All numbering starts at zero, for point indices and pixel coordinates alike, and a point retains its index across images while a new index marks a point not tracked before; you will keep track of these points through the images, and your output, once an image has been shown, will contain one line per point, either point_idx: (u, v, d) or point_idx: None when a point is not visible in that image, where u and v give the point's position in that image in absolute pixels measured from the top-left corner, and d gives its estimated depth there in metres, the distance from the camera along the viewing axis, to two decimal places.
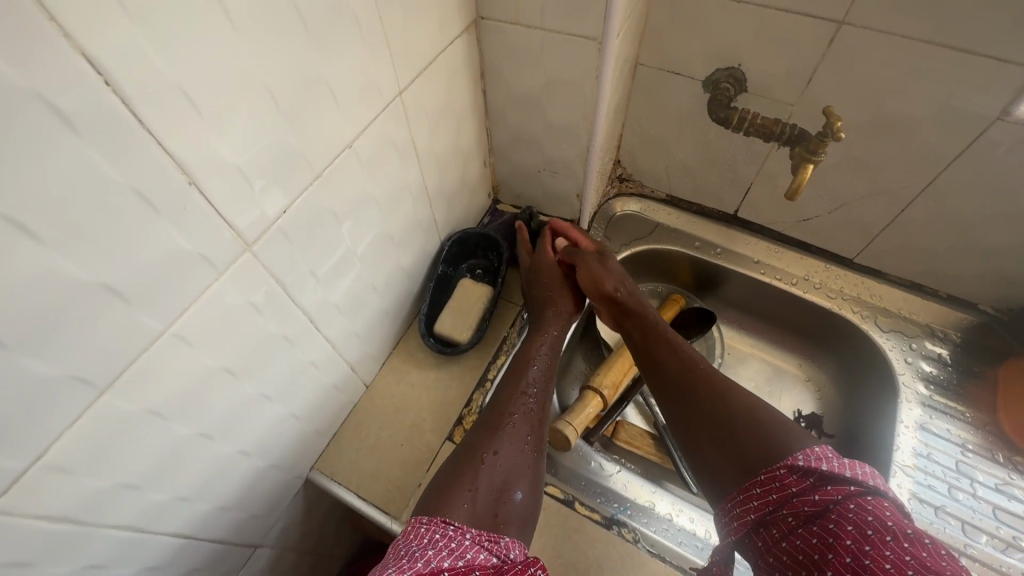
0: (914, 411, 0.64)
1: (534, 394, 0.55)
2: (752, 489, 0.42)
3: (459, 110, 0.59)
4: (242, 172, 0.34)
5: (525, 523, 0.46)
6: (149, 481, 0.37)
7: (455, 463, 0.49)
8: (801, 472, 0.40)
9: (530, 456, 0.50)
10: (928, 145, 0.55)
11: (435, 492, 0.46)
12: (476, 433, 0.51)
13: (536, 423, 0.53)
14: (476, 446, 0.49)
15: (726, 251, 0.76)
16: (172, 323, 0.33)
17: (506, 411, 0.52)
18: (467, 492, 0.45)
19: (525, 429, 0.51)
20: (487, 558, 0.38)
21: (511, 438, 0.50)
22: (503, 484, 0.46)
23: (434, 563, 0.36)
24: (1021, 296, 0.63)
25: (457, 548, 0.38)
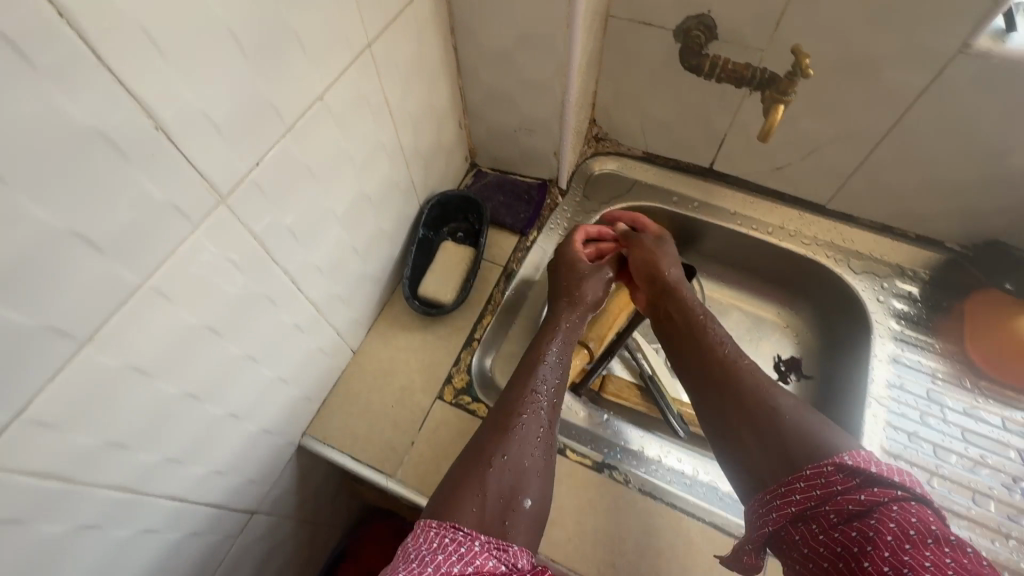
0: (887, 346, 0.66)
1: (548, 393, 0.54)
2: (796, 483, 0.44)
3: (431, 68, 0.58)
4: (210, 120, 0.33)
5: (532, 530, 0.47)
6: (138, 440, 0.37)
7: (465, 461, 0.49)
8: (847, 472, 0.42)
9: (542, 459, 0.50)
10: (894, 84, 0.56)
11: (446, 490, 0.47)
12: (488, 430, 0.51)
13: (549, 424, 0.52)
14: (485, 446, 0.49)
15: (704, 205, 0.77)
16: (150, 276, 0.33)
17: (518, 411, 0.52)
18: (477, 495, 0.46)
19: (539, 429, 0.51)
20: (494, 566, 0.40)
21: (521, 442, 0.50)
22: (512, 490, 0.47)
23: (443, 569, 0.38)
24: (984, 229, 0.66)
25: (467, 553, 0.41)
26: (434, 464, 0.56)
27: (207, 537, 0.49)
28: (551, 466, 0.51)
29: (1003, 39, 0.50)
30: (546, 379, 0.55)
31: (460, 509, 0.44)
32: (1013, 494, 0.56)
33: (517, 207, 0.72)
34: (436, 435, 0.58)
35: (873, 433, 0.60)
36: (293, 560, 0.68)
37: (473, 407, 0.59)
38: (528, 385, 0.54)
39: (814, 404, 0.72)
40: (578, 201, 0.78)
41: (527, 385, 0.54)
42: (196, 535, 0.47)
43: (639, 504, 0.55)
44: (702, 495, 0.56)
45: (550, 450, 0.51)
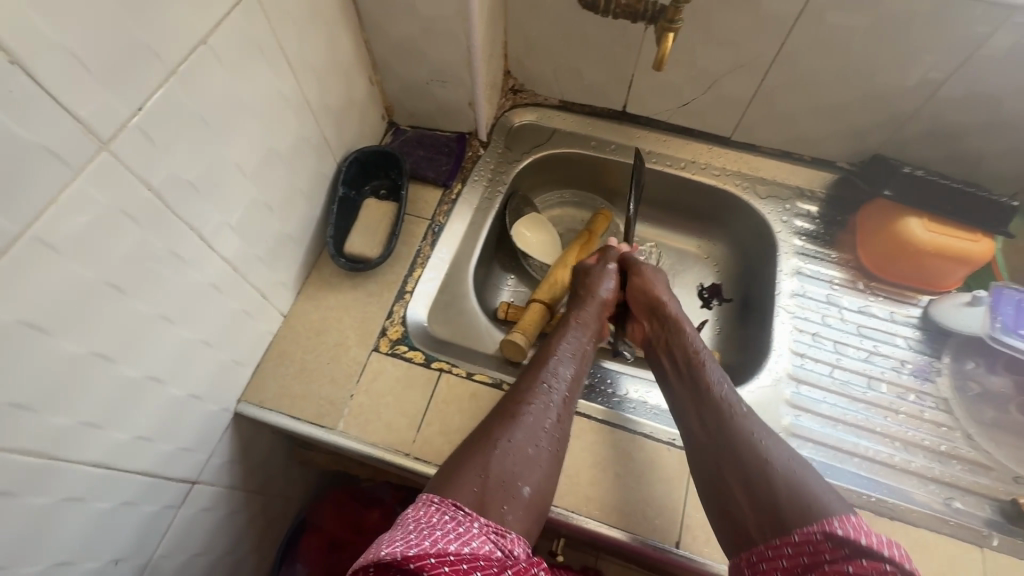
0: (791, 260, 0.72)
1: (561, 388, 0.54)
2: (783, 548, 0.42)
3: (328, 17, 0.57)
4: (75, 58, 0.32)
5: (528, 520, 0.45)
6: (46, 401, 0.36)
7: (472, 441, 0.49)
8: (837, 541, 0.40)
9: (551, 454, 0.49)
10: (773, 10, 0.61)
11: (453, 463, 0.47)
12: (497, 414, 0.51)
13: (561, 420, 0.52)
14: (493, 427, 0.49)
15: (621, 147, 0.80)
16: (31, 225, 0.32)
17: (525, 401, 0.51)
18: (478, 473, 0.45)
19: (549, 422, 0.51)
20: (491, 550, 0.39)
21: (529, 429, 0.49)
22: (514, 476, 0.46)
23: (440, 545, 0.37)
24: (867, 146, 0.72)
25: (464, 534, 0.39)
26: (375, 412, 0.57)
27: (145, 507, 0.48)
28: (558, 461, 0.50)
29: None
30: (561, 376, 0.55)
31: (459, 483, 0.44)
32: (901, 375, 0.63)
33: (438, 160, 0.73)
34: (374, 384, 0.59)
35: (781, 337, 0.66)
36: (248, 534, 0.67)
37: (409, 354, 0.61)
38: (543, 376, 0.54)
39: (734, 324, 0.77)
40: (500, 153, 0.79)
41: (540, 378, 0.54)
42: (131, 505, 0.46)
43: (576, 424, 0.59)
44: (631, 411, 0.60)
45: (560, 447, 0.51)
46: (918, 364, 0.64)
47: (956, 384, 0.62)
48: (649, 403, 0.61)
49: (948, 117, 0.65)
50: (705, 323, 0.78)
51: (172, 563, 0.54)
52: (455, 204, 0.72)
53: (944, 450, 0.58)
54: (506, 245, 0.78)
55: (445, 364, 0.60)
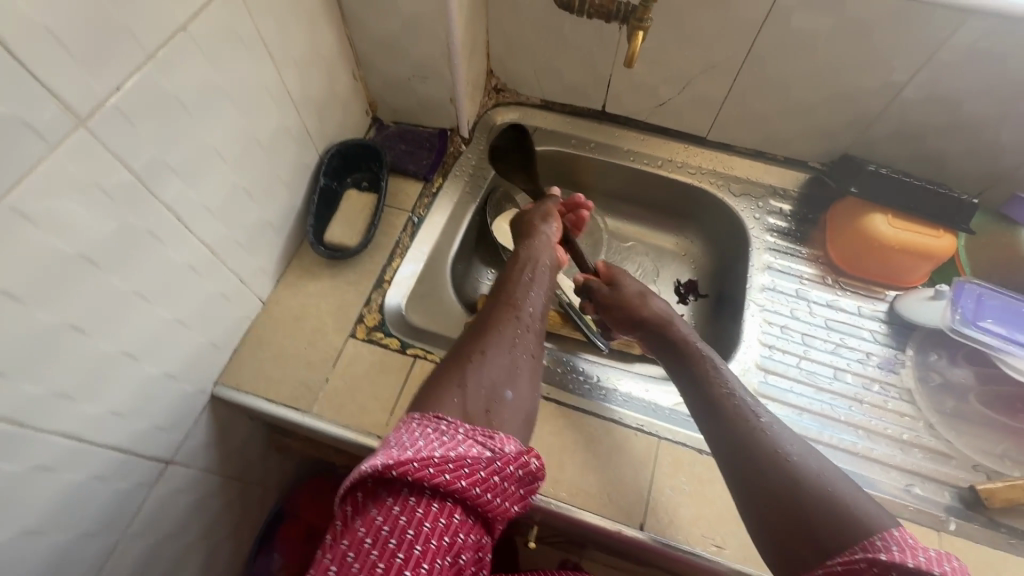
0: (763, 255, 0.74)
1: (530, 311, 0.57)
2: (821, 572, 0.37)
3: (310, 11, 0.59)
4: (52, 35, 0.34)
5: (513, 421, 0.46)
6: (18, 369, 0.37)
7: (446, 363, 0.50)
8: (884, 565, 0.34)
9: (528, 364, 0.53)
10: (741, 11, 0.63)
11: (426, 387, 0.47)
12: (468, 338, 0.53)
13: (531, 337, 0.55)
14: (467, 347, 0.51)
15: (600, 146, 0.83)
16: (6, 194, 0.34)
17: (497, 324, 0.54)
18: (456, 389, 0.46)
19: (520, 336, 0.54)
20: (480, 450, 0.38)
21: (503, 342, 0.52)
22: (494, 383, 0.48)
23: (423, 453, 0.36)
24: (836, 146, 0.74)
25: (451, 440, 0.38)
26: (349, 396, 0.58)
27: (117, 483, 0.49)
28: (533, 371, 0.53)
29: None
30: (529, 302, 0.58)
31: (440, 403, 0.44)
32: (866, 366, 0.65)
33: (419, 154, 0.75)
34: (349, 369, 0.60)
35: (751, 328, 0.67)
36: (224, 519, 0.68)
37: (385, 340, 0.62)
38: (512, 303, 0.57)
39: (708, 318, 0.78)
40: (481, 149, 0.81)
41: (508, 304, 0.57)
42: (102, 480, 0.47)
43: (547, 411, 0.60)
44: (601, 396, 0.62)
45: (534, 360, 0.54)
46: (884, 356, 0.65)
47: (919, 375, 0.64)
48: (619, 391, 0.62)
49: (912, 117, 0.67)
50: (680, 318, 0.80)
51: (145, 542, 0.55)
52: (435, 197, 0.74)
53: (907, 439, 0.60)
54: (486, 239, 0.80)
55: (420, 350, 0.61)
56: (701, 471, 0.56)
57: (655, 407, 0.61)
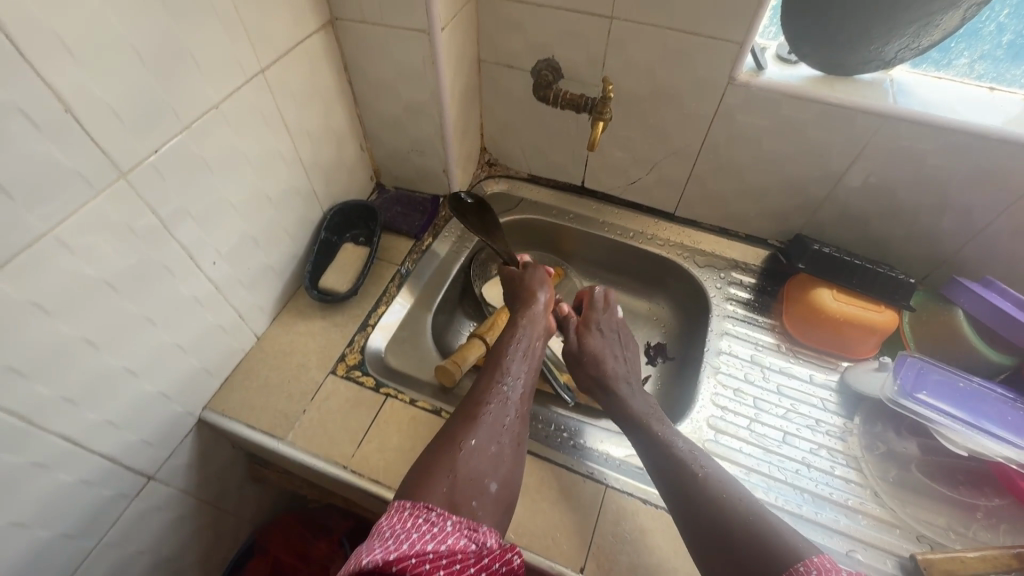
0: (723, 322, 0.79)
1: (517, 391, 0.58)
2: None
3: (326, 96, 0.71)
4: (112, 109, 0.44)
5: (497, 513, 0.49)
6: (35, 372, 0.44)
7: (438, 443, 0.52)
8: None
9: (512, 449, 0.54)
10: (693, 108, 0.73)
11: (419, 470, 0.49)
12: (459, 418, 0.54)
13: (518, 419, 0.56)
14: (457, 430, 0.53)
15: (579, 216, 0.91)
16: (54, 227, 0.42)
17: (486, 403, 0.56)
18: (445, 477, 0.48)
19: (508, 420, 0.55)
20: (466, 544, 0.41)
21: (490, 428, 0.53)
22: (481, 474, 0.49)
23: (417, 546, 0.38)
24: (790, 227, 0.82)
25: (440, 533, 0.41)
26: (322, 426, 0.63)
27: (100, 490, 0.54)
28: (518, 456, 0.54)
29: (757, 74, 0.68)
30: (518, 382, 0.59)
31: (427, 491, 0.46)
32: (815, 432, 0.67)
33: (413, 216, 0.84)
34: (326, 402, 0.65)
35: (706, 390, 0.71)
36: (195, 545, 0.71)
37: (362, 378, 0.68)
38: (501, 382, 0.58)
39: (673, 380, 0.82)
40: None
41: (499, 384, 0.58)
42: (88, 484, 0.52)
43: None
44: (555, 443, 0.66)
45: (518, 443, 0.55)
46: (834, 424, 0.68)
47: (865, 443, 0.66)
48: (574, 438, 0.66)
49: (852, 204, 0.74)
50: (648, 378, 0.83)
51: (115, 554, 0.59)
52: (424, 254, 0.82)
53: (851, 505, 0.61)
54: (469, 294, 0.87)
55: (392, 390, 0.67)
56: (644, 521, 0.58)
57: (607, 457, 0.64)
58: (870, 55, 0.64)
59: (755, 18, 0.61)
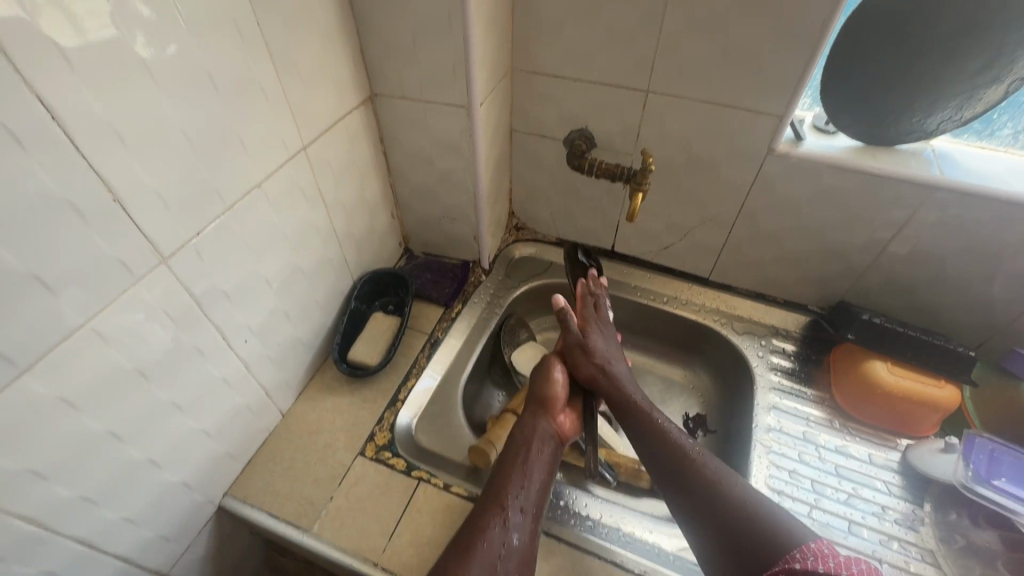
0: (768, 395, 0.75)
1: (519, 511, 0.53)
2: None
3: (361, 168, 0.71)
4: (160, 196, 0.43)
5: None
6: (56, 473, 0.41)
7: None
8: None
9: None
10: (730, 177, 0.72)
11: None
12: (454, 547, 0.49)
13: (517, 549, 0.51)
14: (449, 562, 0.48)
15: (609, 280, 0.89)
16: (90, 318, 0.40)
17: (483, 529, 0.50)
18: None
19: (507, 547, 0.50)
20: None
21: (484, 562, 0.48)
22: None
23: None
24: (832, 293, 0.79)
25: None
26: (351, 517, 0.59)
27: None
28: None
29: (796, 144, 0.67)
30: (520, 501, 0.54)
31: None
32: (882, 521, 0.62)
33: (442, 283, 0.83)
34: (354, 488, 0.61)
35: (758, 471, 0.67)
36: None
37: (392, 461, 0.64)
38: (502, 501, 0.53)
39: (717, 455, 0.77)
40: (500, 279, 0.89)
41: (498, 505, 0.53)
42: None
43: (545, 546, 0.58)
44: (602, 536, 0.60)
45: None
46: (902, 512, 0.63)
47: (940, 535, 0.61)
48: (622, 529, 0.60)
49: (900, 272, 0.72)
50: None
51: None
52: (453, 321, 0.80)
53: None
54: (499, 363, 0.83)
55: (425, 473, 0.63)
56: None
57: (661, 552, 0.59)
58: (912, 126, 0.64)
59: (797, 92, 0.61)
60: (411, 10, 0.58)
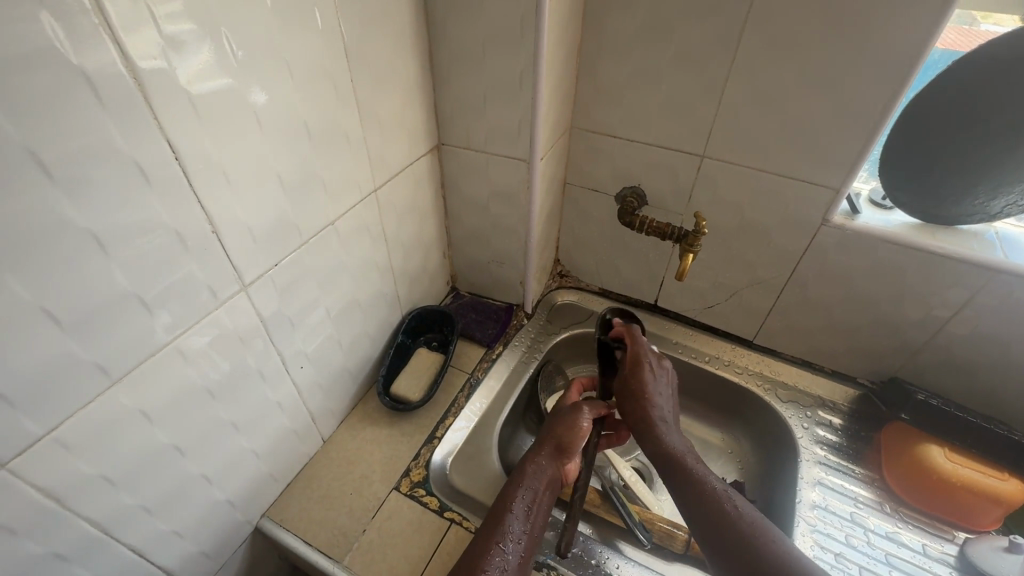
0: (813, 469, 0.72)
1: (514, 543, 0.53)
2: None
3: (422, 210, 0.75)
4: (251, 230, 0.47)
5: None
6: (125, 481, 0.43)
7: None
8: None
9: None
10: (782, 244, 0.73)
11: None
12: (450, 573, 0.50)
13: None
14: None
15: (651, 334, 0.89)
16: (175, 337, 0.43)
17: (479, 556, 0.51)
18: None
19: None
20: None
21: None
22: None
23: None
24: (884, 368, 0.77)
25: None
26: (381, 552, 0.59)
27: None
28: None
29: (851, 217, 0.68)
30: (516, 532, 0.54)
31: None
32: None
33: (486, 325, 0.85)
34: (387, 523, 0.62)
35: (801, 550, 0.64)
36: None
37: (426, 499, 0.64)
38: (498, 530, 0.54)
39: None
40: (541, 324, 0.90)
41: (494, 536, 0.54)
42: None
43: None
44: None
45: None
46: None
47: None
48: None
49: (960, 353, 0.69)
50: None
51: None
52: (494, 362, 0.81)
53: None
54: (535, 408, 0.84)
55: (457, 515, 0.63)
56: None
57: None
58: (974, 208, 0.62)
59: (855, 166, 0.62)
60: (486, 72, 0.62)
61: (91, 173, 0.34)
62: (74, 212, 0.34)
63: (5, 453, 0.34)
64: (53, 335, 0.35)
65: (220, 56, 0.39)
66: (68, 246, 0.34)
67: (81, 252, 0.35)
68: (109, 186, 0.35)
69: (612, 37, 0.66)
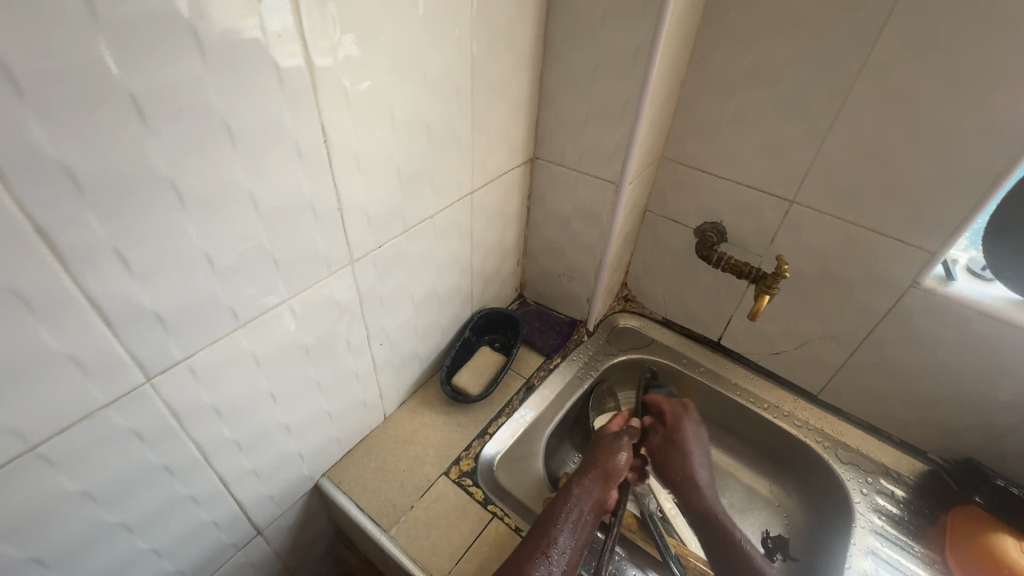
0: (867, 537, 0.69)
1: (561, 552, 0.56)
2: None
3: (508, 217, 0.79)
4: (367, 212, 0.52)
5: None
6: (228, 415, 0.49)
7: None
8: None
9: None
10: (864, 300, 0.71)
11: None
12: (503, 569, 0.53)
13: None
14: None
15: (709, 371, 0.88)
16: (291, 296, 0.49)
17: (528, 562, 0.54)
18: None
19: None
20: None
21: None
22: None
23: None
24: (959, 448, 0.73)
25: None
26: (426, 530, 0.62)
27: (221, 535, 0.55)
28: None
29: (944, 283, 0.66)
30: (562, 542, 0.56)
31: None
32: None
33: (548, 335, 0.88)
34: (433, 504, 0.65)
35: None
36: None
37: (471, 489, 0.67)
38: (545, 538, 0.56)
39: None
40: (601, 343, 0.91)
41: (541, 547, 0.55)
42: (216, 527, 0.54)
43: None
44: None
45: None
46: None
47: None
48: None
49: None
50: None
51: None
52: (551, 371, 0.84)
53: None
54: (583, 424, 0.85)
55: (499, 510, 0.65)
56: None
57: None
58: None
59: (955, 233, 0.60)
60: (592, 96, 0.66)
61: (261, 144, 0.40)
62: (243, 175, 0.39)
63: (152, 368, 0.40)
64: (205, 276, 0.40)
65: (374, 58, 0.45)
66: (232, 201, 0.40)
67: (240, 209, 0.40)
68: (272, 156, 0.41)
69: (718, 76, 0.69)
